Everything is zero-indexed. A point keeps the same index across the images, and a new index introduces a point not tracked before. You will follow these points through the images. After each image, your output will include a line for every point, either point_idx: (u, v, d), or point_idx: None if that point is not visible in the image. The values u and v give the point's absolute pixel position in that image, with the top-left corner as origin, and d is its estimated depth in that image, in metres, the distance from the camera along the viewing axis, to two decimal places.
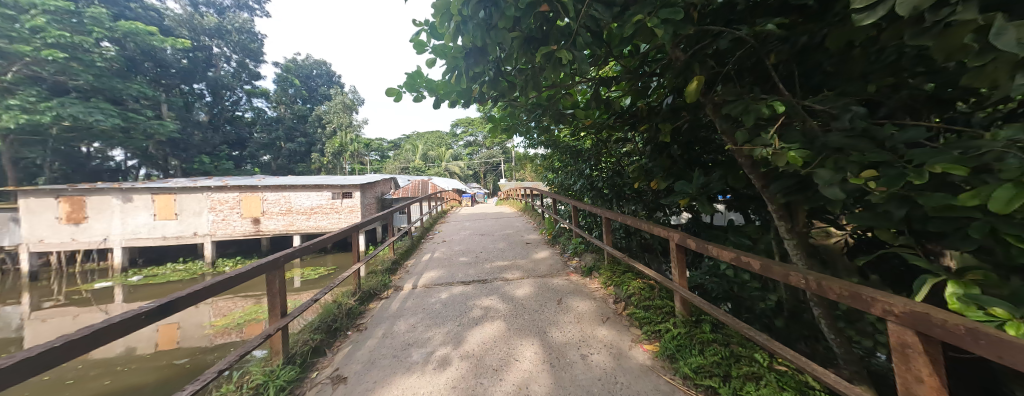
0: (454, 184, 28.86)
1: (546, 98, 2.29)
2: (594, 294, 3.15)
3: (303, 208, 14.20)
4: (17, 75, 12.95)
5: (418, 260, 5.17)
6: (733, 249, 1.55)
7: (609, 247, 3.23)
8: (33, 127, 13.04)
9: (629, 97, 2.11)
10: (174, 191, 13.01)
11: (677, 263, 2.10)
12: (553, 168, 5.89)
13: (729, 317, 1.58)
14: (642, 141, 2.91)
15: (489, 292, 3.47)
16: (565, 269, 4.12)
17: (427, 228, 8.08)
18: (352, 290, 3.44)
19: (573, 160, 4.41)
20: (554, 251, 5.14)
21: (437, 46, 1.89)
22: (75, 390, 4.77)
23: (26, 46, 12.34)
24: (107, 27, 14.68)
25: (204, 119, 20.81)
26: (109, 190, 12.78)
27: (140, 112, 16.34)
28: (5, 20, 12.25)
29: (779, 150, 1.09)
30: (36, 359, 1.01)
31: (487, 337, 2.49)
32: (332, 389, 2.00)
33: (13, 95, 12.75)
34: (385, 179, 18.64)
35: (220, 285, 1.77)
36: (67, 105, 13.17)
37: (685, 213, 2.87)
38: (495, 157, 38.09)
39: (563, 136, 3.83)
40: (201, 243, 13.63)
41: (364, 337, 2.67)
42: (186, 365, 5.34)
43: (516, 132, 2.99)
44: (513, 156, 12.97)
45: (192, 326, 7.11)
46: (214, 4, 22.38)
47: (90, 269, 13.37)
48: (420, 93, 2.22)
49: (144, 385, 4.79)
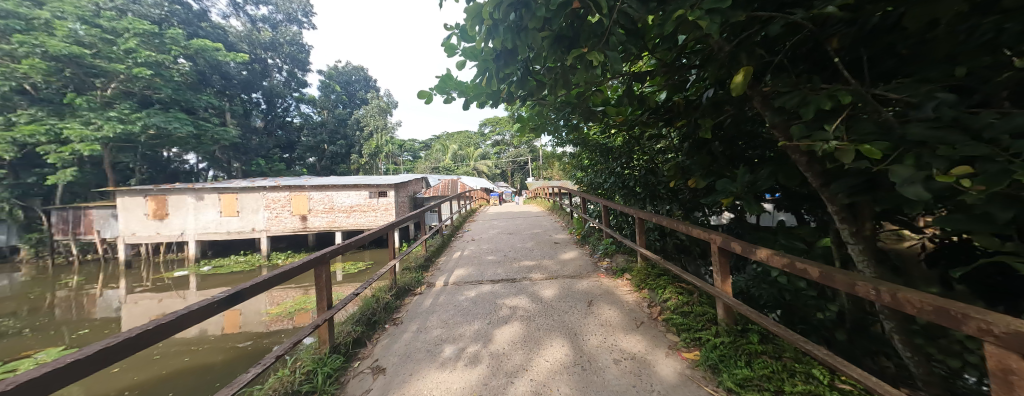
0: (483, 183, 29.23)
1: (575, 96, 2.24)
2: (625, 297, 3.07)
3: (343, 207, 15.20)
4: (115, 90, 15.08)
5: (448, 257, 5.32)
6: (786, 255, 1.42)
7: (642, 248, 3.16)
8: (126, 137, 15.05)
9: (665, 91, 2.03)
10: (236, 191, 14.49)
11: (720, 267, 1.97)
12: (582, 166, 5.77)
13: (782, 328, 1.46)
14: (678, 137, 2.75)
15: (517, 291, 3.48)
16: (594, 270, 4.04)
17: (457, 227, 8.25)
18: (388, 285, 3.59)
19: (604, 158, 4.30)
20: (583, 251, 5.05)
21: (468, 49, 1.93)
22: (160, 365, 5.50)
23: (121, 65, 14.26)
24: (182, 45, 16.69)
25: (260, 125, 22.85)
26: (185, 190, 14.50)
27: (208, 120, 18.33)
28: (106, 43, 14.24)
29: (845, 144, 0.97)
30: (129, 342, 1.15)
31: (515, 335, 2.50)
32: (373, 379, 2.12)
33: (112, 108, 14.84)
34: (416, 179, 19.32)
35: (276, 278, 1.93)
36: (153, 115, 15.10)
37: (728, 215, 2.67)
38: (522, 156, 37.88)
39: (592, 134, 3.75)
40: (257, 237, 15.12)
41: (400, 330, 2.80)
42: (249, 347, 5.95)
43: (544, 131, 2.97)
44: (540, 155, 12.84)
45: (251, 313, 7.85)
46: (269, 20, 24.30)
47: (171, 259, 15.28)
48: (450, 95, 2.28)
49: (215, 364, 5.41)
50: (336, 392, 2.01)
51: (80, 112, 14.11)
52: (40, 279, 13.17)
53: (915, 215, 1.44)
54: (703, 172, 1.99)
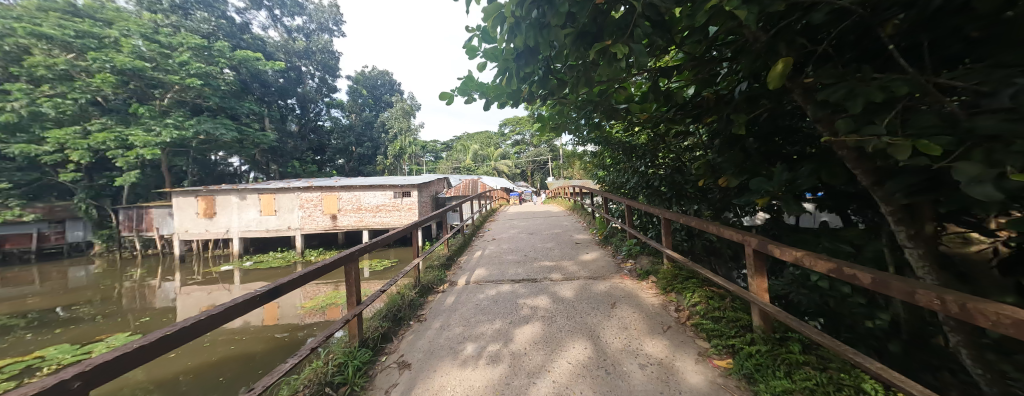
0: (503, 183, 29.41)
1: (597, 94, 2.20)
2: (650, 300, 2.98)
3: (370, 206, 15.85)
4: (170, 99, 16.53)
5: (470, 256, 5.40)
6: (831, 258, 1.32)
7: (668, 249, 3.06)
8: (180, 142, 16.44)
9: (693, 87, 1.96)
10: (274, 191, 15.52)
11: (754, 271, 1.86)
12: (603, 165, 5.66)
13: (826, 337, 1.35)
14: (706, 133, 2.63)
15: (538, 291, 3.46)
16: (618, 271, 3.95)
17: (478, 226, 8.35)
18: (412, 283, 3.68)
19: (627, 157, 4.18)
20: (605, 252, 4.95)
21: (489, 49, 1.96)
22: (210, 351, 6.01)
23: (176, 76, 15.64)
24: (228, 56, 18.08)
25: (295, 129, 24.24)
26: (230, 190, 15.67)
27: (250, 125, 19.68)
28: (163, 57, 15.62)
29: (899, 140, 0.88)
30: (178, 333, 1.24)
31: (536, 336, 2.49)
32: (399, 373, 2.20)
33: (168, 116, 16.27)
34: (438, 179, 19.74)
35: (310, 275, 2.03)
36: (202, 123, 16.43)
37: (763, 216, 2.51)
38: (543, 155, 37.57)
39: (614, 132, 3.67)
40: (293, 235, 16.06)
41: (424, 327, 2.87)
42: (285, 339, 6.35)
43: (565, 130, 2.93)
44: (560, 154, 12.71)
45: (288, 307, 8.35)
46: (303, 29, 25.72)
47: (218, 254, 16.56)
48: (471, 96, 2.31)
49: (257, 353, 5.83)
50: (366, 385, 2.10)
51: (142, 120, 15.56)
52: (111, 271, 14.70)
53: (984, 216, 1.29)
54: (735, 171, 1.88)
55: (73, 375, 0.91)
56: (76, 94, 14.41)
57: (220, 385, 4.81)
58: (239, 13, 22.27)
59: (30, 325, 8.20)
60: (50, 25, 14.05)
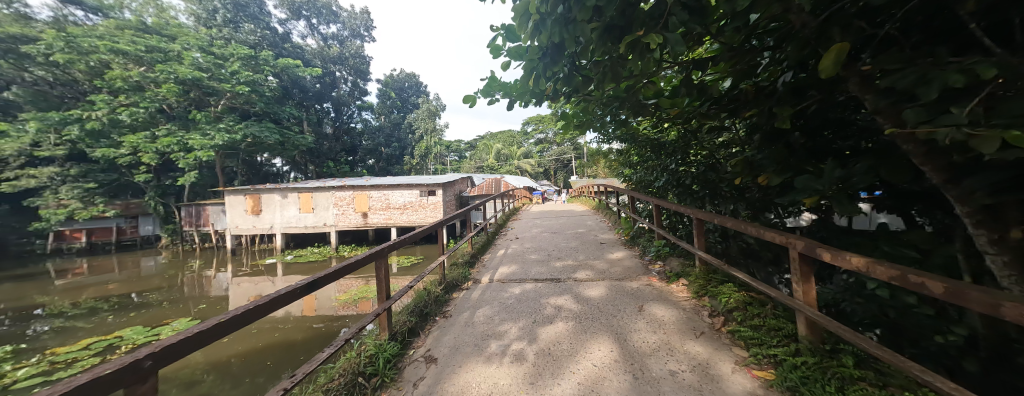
0: (526, 182, 29.48)
1: (624, 89, 2.14)
2: (682, 303, 2.83)
3: (398, 204, 16.47)
4: (223, 106, 18.06)
5: (493, 255, 5.45)
6: (893, 266, 1.18)
7: (701, 251, 2.93)
8: (231, 145, 17.89)
9: (730, 79, 1.85)
10: (312, 190, 16.54)
11: (801, 276, 1.71)
12: (629, 163, 5.49)
13: (885, 350, 1.22)
14: (744, 127, 2.47)
15: (562, 291, 3.43)
16: (645, 273, 3.82)
17: (500, 225, 8.41)
18: (438, 280, 3.77)
19: (655, 154, 4.02)
20: (632, 252, 4.81)
21: (513, 49, 1.97)
22: (257, 338, 6.52)
23: (228, 84, 17.09)
24: (272, 64, 19.56)
25: (330, 131, 25.63)
26: (274, 189, 16.86)
27: (290, 128, 21.08)
28: (217, 67, 17.11)
29: (983, 131, 0.78)
30: (228, 322, 1.34)
31: (560, 336, 2.45)
32: (426, 367, 2.26)
33: (221, 121, 17.77)
34: (462, 178, 20.09)
35: (343, 269, 2.13)
36: (250, 127, 17.83)
37: (808, 217, 2.32)
38: (566, 154, 37.16)
39: (642, 128, 3.55)
40: (328, 231, 17.00)
41: (449, 322, 2.94)
42: (322, 328, 6.78)
43: (591, 128, 2.86)
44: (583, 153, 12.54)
45: (324, 299, 8.86)
46: (338, 37, 27.12)
47: (263, 248, 17.87)
48: (495, 97, 2.33)
49: (297, 341, 6.26)
50: (395, 377, 2.19)
51: (200, 126, 17.11)
52: (174, 262, 16.30)
53: None
54: (777, 167, 1.74)
55: (151, 353, 1.04)
56: (147, 103, 16.07)
57: (268, 368, 5.23)
58: (281, 23, 23.90)
59: (111, 308, 9.29)
60: (126, 41, 15.73)
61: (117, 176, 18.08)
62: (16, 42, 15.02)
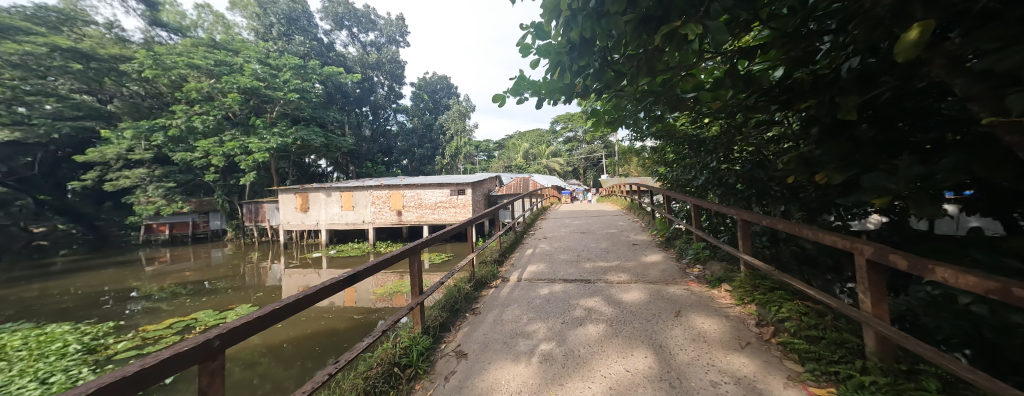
0: (555, 181, 29.27)
1: (660, 83, 2.03)
2: (725, 311, 2.66)
3: (430, 203, 17.07)
4: (276, 112, 19.77)
5: (522, 253, 5.45)
6: (995, 277, 1.00)
7: (746, 255, 2.73)
8: (284, 148, 19.51)
9: (783, 67, 1.69)
10: (353, 189, 17.59)
11: (869, 284, 1.52)
12: (664, 161, 5.24)
13: (980, 375, 1.04)
14: (798, 121, 2.24)
15: (592, 293, 3.36)
16: (683, 277, 3.61)
17: (529, 224, 8.40)
18: (467, 277, 3.84)
19: (693, 151, 3.81)
20: (668, 255, 4.58)
21: (542, 46, 1.97)
22: (305, 325, 7.07)
23: (281, 92, 18.68)
24: (318, 73, 21.14)
25: (368, 134, 27.13)
26: (319, 188, 18.12)
27: (333, 131, 22.58)
28: (272, 77, 18.74)
29: None
30: (283, 310, 1.46)
31: (591, 339, 2.39)
32: (457, 361, 2.31)
33: (275, 126, 19.43)
34: (490, 178, 20.33)
35: (381, 264, 2.24)
36: (299, 131, 19.37)
37: (875, 219, 2.06)
38: (596, 152, 36.25)
39: (678, 123, 3.37)
40: (367, 228, 17.97)
41: (479, 319, 2.98)
42: (362, 319, 7.20)
43: (623, 124, 2.76)
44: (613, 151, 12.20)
45: (363, 292, 9.39)
46: (376, 44, 28.62)
47: (309, 243, 19.29)
48: (523, 96, 2.34)
49: (340, 329, 6.70)
50: (428, 369, 2.26)
51: (257, 130, 18.85)
52: (237, 254, 18.11)
53: None
54: (838, 164, 1.56)
55: (226, 331, 1.18)
56: (215, 111, 17.98)
57: (316, 353, 5.66)
58: (326, 34, 25.69)
59: (187, 293, 10.53)
60: (200, 56, 17.70)
61: (191, 176, 20.41)
62: (117, 62, 17.44)
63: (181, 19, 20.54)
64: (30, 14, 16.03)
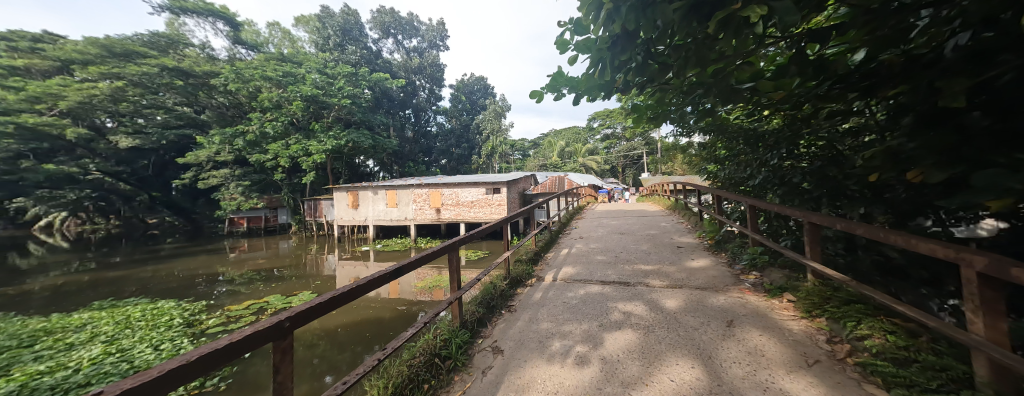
0: (591, 180, 28.55)
1: (711, 74, 1.88)
2: (787, 323, 2.41)
3: (467, 201, 17.56)
4: (331, 117, 21.61)
5: (557, 253, 5.40)
6: None
7: (815, 263, 2.45)
8: (337, 150, 21.25)
9: (865, 50, 1.48)
10: (396, 188, 18.66)
11: (983, 304, 1.27)
12: (715, 158, 4.83)
13: None
14: (882, 111, 1.95)
15: (632, 296, 3.23)
16: (736, 284, 3.33)
17: (564, 223, 8.29)
18: (503, 274, 3.88)
19: (749, 146, 3.48)
20: (718, 259, 4.24)
21: (580, 42, 1.95)
22: (354, 312, 7.67)
23: (336, 98, 20.39)
24: (367, 79, 22.76)
25: (410, 135, 28.61)
26: (367, 187, 19.46)
27: (380, 133, 24.13)
28: (328, 84, 20.53)
29: None
30: (338, 298, 1.61)
31: (631, 345, 2.30)
32: (493, 357, 2.35)
33: (330, 129, 21.24)
34: (525, 176, 20.41)
35: (423, 259, 2.36)
36: (350, 134, 21.02)
37: (986, 226, 1.74)
38: (636, 149, 34.70)
39: (732, 116, 3.10)
40: (409, 225, 18.95)
41: (514, 317, 3.01)
42: (404, 310, 7.64)
43: (666, 120, 2.62)
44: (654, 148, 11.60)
45: (406, 284, 9.94)
46: (418, 49, 30.08)
47: (359, 237, 20.81)
48: (560, 93, 2.31)
49: (385, 318, 7.18)
50: (467, 363, 2.33)
51: (315, 134, 20.78)
52: (299, 246, 20.12)
53: None
54: (937, 160, 1.34)
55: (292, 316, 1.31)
56: (282, 117, 20.12)
57: (365, 339, 6.12)
58: (375, 43, 27.55)
59: (259, 279, 11.95)
60: (271, 69, 19.95)
61: (264, 176, 23.08)
62: (208, 78, 20.33)
63: (256, 37, 23.35)
64: (147, 40, 19.70)
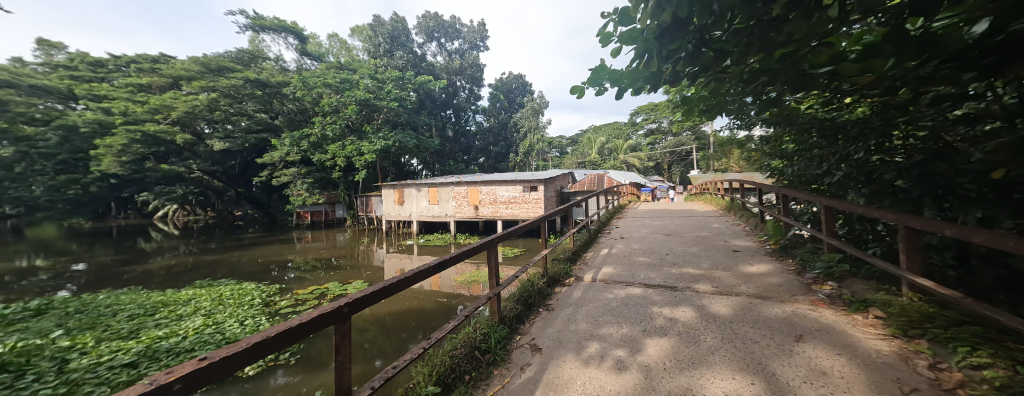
0: (634, 177, 27.26)
1: (778, 60, 1.69)
2: (871, 343, 2.09)
3: (505, 199, 17.77)
4: (380, 119, 23.11)
5: (597, 253, 5.25)
6: None
7: (910, 275, 2.09)
8: (386, 150, 22.70)
9: (989, 18, 1.22)
10: (438, 185, 19.44)
11: None
12: (780, 153, 4.33)
13: None
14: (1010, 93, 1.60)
15: (679, 301, 3.05)
16: (805, 294, 2.98)
17: (604, 222, 8.03)
18: (541, 272, 3.85)
19: (825, 139, 3.07)
20: (781, 266, 3.82)
21: (625, 33, 1.86)
22: (400, 302, 8.19)
23: (386, 101, 21.76)
24: (413, 82, 23.95)
25: (451, 135, 29.64)
26: (412, 185, 20.51)
27: (424, 133, 25.29)
28: (378, 89, 22.03)
29: None
30: (387, 288, 1.72)
31: (679, 353, 2.16)
32: (531, 354, 2.36)
33: (380, 131, 22.73)
34: (563, 174, 20.11)
35: (463, 254, 2.44)
36: (397, 135, 22.33)
37: None
38: (684, 144, 32.40)
39: (802, 105, 2.76)
40: (449, 221, 19.64)
41: (552, 316, 2.99)
42: (445, 303, 8.00)
43: (722, 112, 2.41)
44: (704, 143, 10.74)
45: (447, 278, 10.38)
46: (460, 51, 30.98)
47: (404, 232, 22.09)
48: (602, 87, 2.23)
49: (427, 310, 7.56)
50: (505, 359, 2.37)
51: (367, 135, 22.39)
52: (352, 238, 21.89)
53: None
54: None
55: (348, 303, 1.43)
56: (338, 120, 21.93)
57: (410, 328, 6.51)
58: (420, 47, 28.93)
59: (319, 267, 13.24)
60: (331, 77, 21.87)
61: (324, 174, 25.47)
62: (279, 87, 22.88)
63: (318, 48, 25.77)
64: (234, 57, 22.73)
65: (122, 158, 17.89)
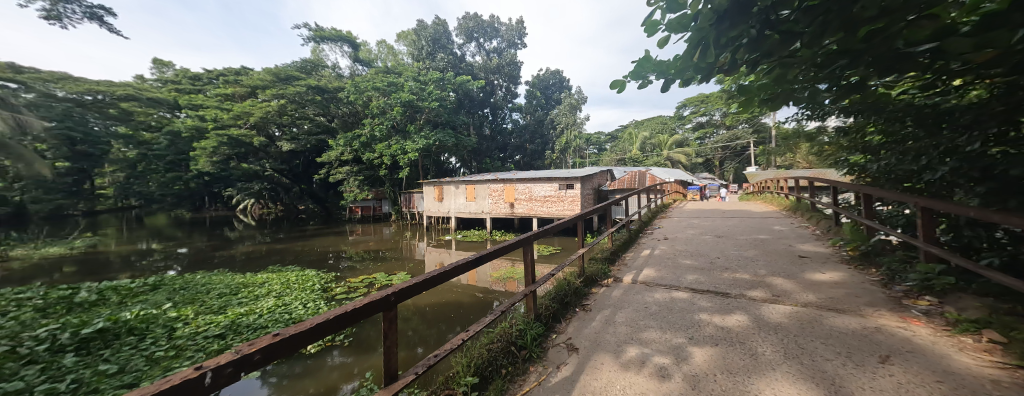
0: (679, 175, 25.58)
1: (864, 37, 1.47)
2: (985, 370, 1.74)
3: (540, 196, 17.68)
4: (423, 120, 24.18)
5: (637, 253, 5.03)
6: None
7: None
8: (427, 148, 23.73)
9: None
10: (475, 183, 19.87)
11: None
12: (861, 147, 3.77)
13: None
14: None
15: (731, 308, 2.81)
16: (891, 309, 2.58)
17: (646, 222, 7.63)
18: (577, 271, 3.78)
19: (921, 129, 2.61)
20: (858, 276, 3.35)
21: (673, 20, 1.74)
22: (440, 294, 8.55)
23: (428, 102, 22.69)
24: (452, 82, 24.71)
25: (488, 133, 30.13)
26: (451, 182, 21.17)
27: (463, 132, 26.03)
28: (421, 90, 23.08)
29: None
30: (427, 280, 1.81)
31: (734, 364, 1.99)
32: (568, 354, 2.33)
33: (422, 130, 23.82)
34: (601, 171, 19.48)
35: (500, 250, 2.48)
36: (437, 134, 23.21)
37: None
38: (739, 138, 29.63)
39: (890, 90, 2.38)
40: (485, 218, 19.98)
41: (590, 316, 2.92)
42: (481, 297, 8.19)
43: (787, 102, 2.16)
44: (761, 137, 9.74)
45: (483, 274, 10.61)
46: (498, 49, 31.32)
47: (443, 228, 22.97)
48: (646, 80, 2.12)
49: (464, 303, 7.81)
50: (541, 356, 2.36)
51: (410, 135, 23.59)
52: (396, 232, 23.28)
53: None
54: None
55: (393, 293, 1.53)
56: (385, 121, 23.32)
57: (449, 320, 6.78)
58: (460, 48, 29.74)
59: (367, 258, 14.26)
60: (379, 81, 23.34)
61: (372, 172, 27.35)
62: (334, 92, 24.94)
63: (368, 54, 27.65)
64: (297, 67, 25.23)
65: (213, 158, 20.83)
